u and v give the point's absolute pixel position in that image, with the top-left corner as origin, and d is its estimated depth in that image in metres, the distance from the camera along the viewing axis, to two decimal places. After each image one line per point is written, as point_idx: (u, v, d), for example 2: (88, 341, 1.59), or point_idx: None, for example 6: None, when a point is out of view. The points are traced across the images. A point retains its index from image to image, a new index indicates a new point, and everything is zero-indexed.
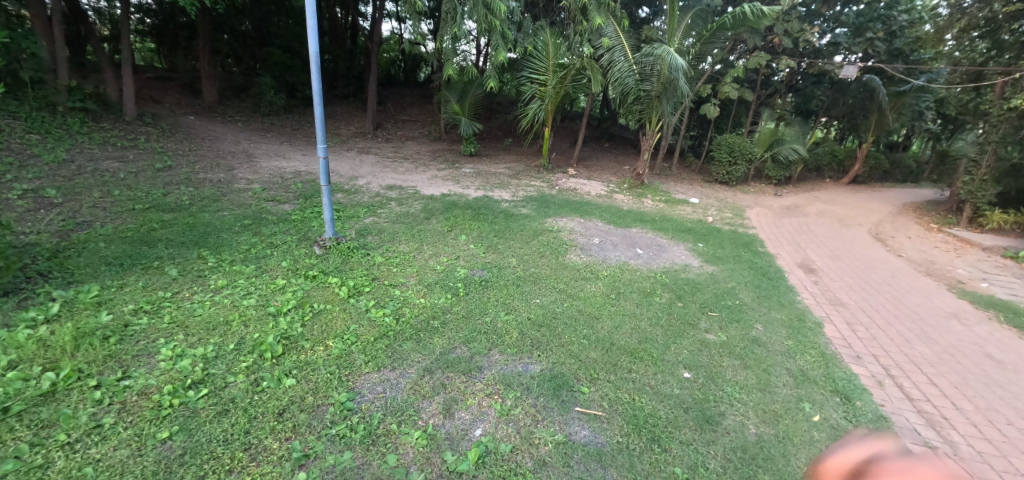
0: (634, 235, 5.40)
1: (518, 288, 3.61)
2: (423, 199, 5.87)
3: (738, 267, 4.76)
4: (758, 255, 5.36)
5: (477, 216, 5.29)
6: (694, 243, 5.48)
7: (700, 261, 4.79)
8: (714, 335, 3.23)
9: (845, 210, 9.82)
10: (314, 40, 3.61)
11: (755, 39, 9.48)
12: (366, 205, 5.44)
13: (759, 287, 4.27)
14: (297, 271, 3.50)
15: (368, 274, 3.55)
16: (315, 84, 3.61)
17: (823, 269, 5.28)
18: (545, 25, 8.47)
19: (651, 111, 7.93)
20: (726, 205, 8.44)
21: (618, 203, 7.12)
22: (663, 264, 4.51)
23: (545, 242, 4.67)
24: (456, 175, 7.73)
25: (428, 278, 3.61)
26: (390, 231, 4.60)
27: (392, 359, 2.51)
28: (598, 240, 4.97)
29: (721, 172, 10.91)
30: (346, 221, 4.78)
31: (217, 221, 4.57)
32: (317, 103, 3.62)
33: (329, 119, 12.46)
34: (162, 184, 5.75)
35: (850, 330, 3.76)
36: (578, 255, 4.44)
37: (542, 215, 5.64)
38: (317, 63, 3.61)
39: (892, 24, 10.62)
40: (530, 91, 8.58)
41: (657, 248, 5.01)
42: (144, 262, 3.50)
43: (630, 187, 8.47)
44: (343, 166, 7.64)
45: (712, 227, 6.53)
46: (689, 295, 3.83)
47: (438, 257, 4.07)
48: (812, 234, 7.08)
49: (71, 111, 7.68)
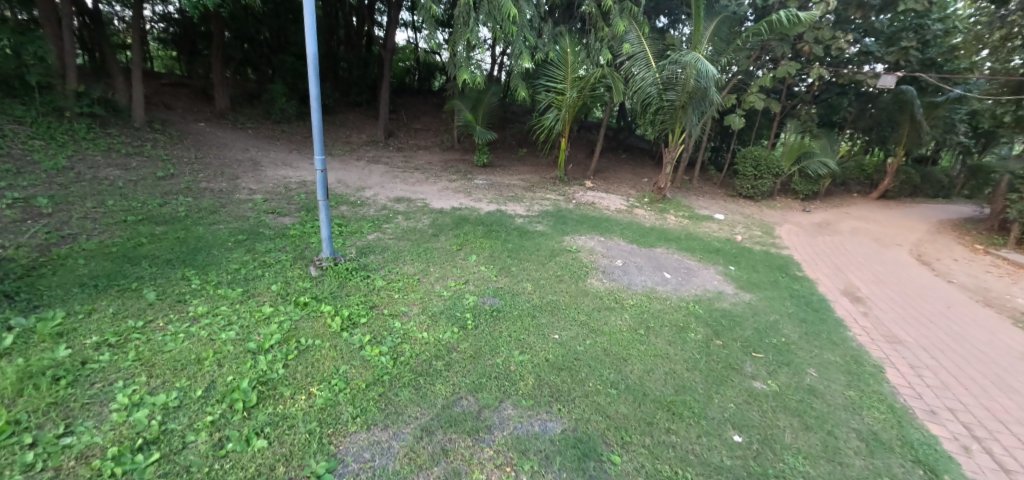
0: (659, 256, 4.94)
1: (534, 321, 3.18)
2: (432, 213, 5.51)
3: (778, 295, 4.27)
4: (797, 280, 4.85)
5: (489, 233, 4.92)
6: (725, 266, 5.01)
7: (735, 288, 4.32)
8: (763, 382, 2.75)
9: (880, 228, 9.19)
10: (313, 43, 3.26)
11: (783, 47, 9.03)
12: (371, 220, 5.10)
13: (805, 321, 3.78)
14: (287, 297, 3.14)
15: (366, 301, 3.16)
16: (313, 91, 3.27)
17: (871, 298, 4.73)
18: (564, 31, 8.14)
19: (674, 121, 7.50)
20: (754, 222, 7.93)
21: (639, 219, 6.68)
22: (694, 292, 4.04)
23: (563, 265, 4.26)
24: (468, 187, 7.38)
25: (433, 307, 3.20)
26: (395, 249, 4.24)
27: (385, 414, 2.10)
28: (621, 262, 4.53)
29: (746, 187, 10.40)
30: (347, 237, 4.44)
31: (210, 235, 4.26)
32: (315, 113, 3.28)
33: (340, 127, 12.28)
34: (159, 193, 5.49)
35: (918, 377, 3.22)
36: (601, 281, 4.02)
37: (559, 232, 5.23)
38: (314, 66, 3.25)
39: (926, 33, 10.03)
40: (547, 100, 8.21)
41: (686, 273, 4.55)
42: (121, 284, 3.18)
43: (650, 202, 8.01)
44: (351, 176, 7.35)
45: (743, 247, 6.04)
46: (728, 331, 3.36)
47: (446, 281, 3.67)
48: (850, 255, 6.51)
49: (78, 117, 7.56)
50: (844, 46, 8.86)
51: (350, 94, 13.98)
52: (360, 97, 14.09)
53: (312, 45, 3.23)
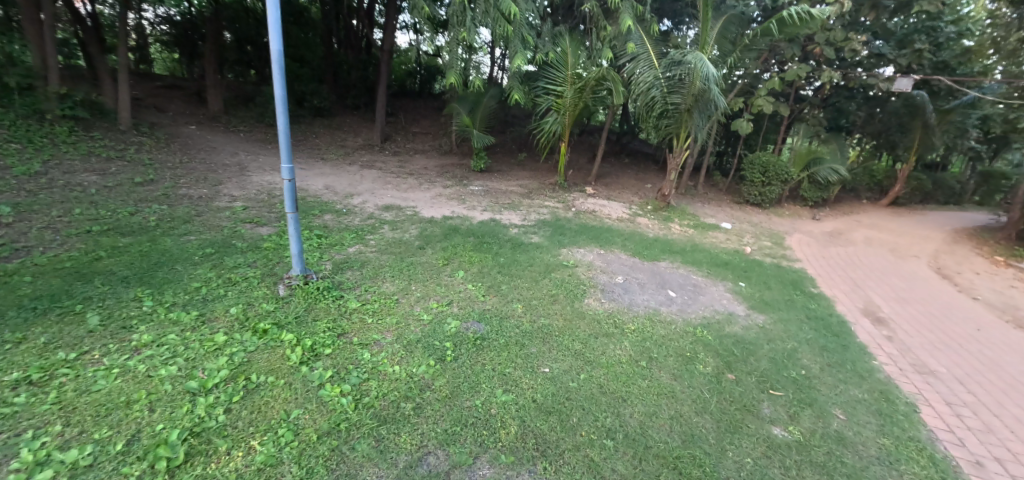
0: (663, 271, 4.58)
1: (523, 351, 2.82)
2: (421, 223, 5.18)
3: (793, 318, 3.90)
4: (813, 299, 4.48)
5: (481, 245, 4.57)
6: (735, 282, 4.65)
7: (746, 308, 3.96)
8: (783, 428, 2.38)
9: (895, 238, 8.77)
10: (277, 38, 2.94)
11: (793, 49, 8.66)
12: (355, 230, 4.78)
13: (825, 348, 3.41)
14: (246, 322, 2.80)
15: (333, 328, 2.82)
16: (278, 91, 2.95)
17: (894, 319, 4.35)
18: (564, 31, 7.82)
19: (679, 125, 7.13)
20: (763, 231, 7.55)
21: (642, 229, 6.32)
22: (701, 313, 3.68)
23: (559, 282, 3.90)
24: (462, 193, 7.05)
25: (409, 335, 2.86)
26: (375, 264, 3.91)
27: (336, 476, 1.76)
28: (621, 278, 4.18)
29: (754, 193, 9.95)
30: (326, 250, 4.12)
31: (176, 248, 3.95)
32: (281, 115, 2.96)
33: (336, 130, 12.00)
34: (133, 200, 5.19)
35: (957, 417, 2.85)
36: (599, 301, 3.66)
37: (556, 244, 4.89)
38: (279, 64, 2.94)
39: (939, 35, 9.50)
40: (546, 103, 7.88)
41: (692, 290, 4.19)
42: (64, 306, 2.86)
43: (654, 210, 7.64)
44: (340, 182, 7.03)
45: (752, 259, 5.68)
46: (740, 361, 3.00)
47: (427, 302, 3.33)
48: (867, 269, 6.12)
49: (61, 120, 7.32)
50: (857, 48, 8.47)
51: (348, 97, 13.72)
52: (358, 100, 13.82)
53: (277, 41, 2.91)
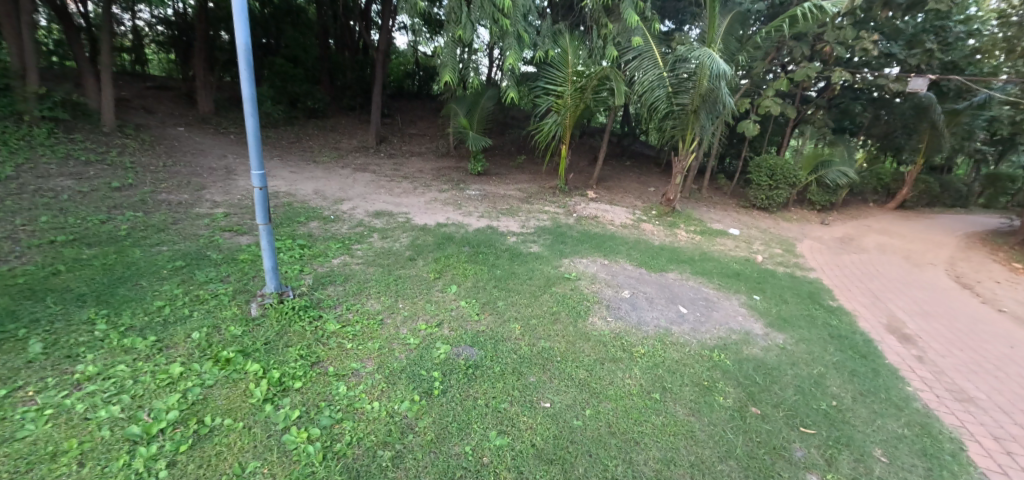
0: (672, 284, 4.25)
1: (521, 381, 2.51)
2: (413, 231, 4.86)
3: (815, 337, 3.58)
4: (834, 314, 4.16)
5: (477, 256, 4.26)
6: (748, 295, 4.34)
7: (764, 326, 3.64)
8: (821, 477, 2.06)
9: (907, 244, 8.46)
10: (243, 28, 2.60)
11: (802, 48, 8.36)
12: (342, 239, 4.47)
13: (852, 373, 3.09)
14: (207, 350, 2.48)
15: (307, 355, 2.50)
16: (246, 90, 2.63)
17: (922, 338, 4.04)
18: (565, 29, 7.51)
19: (685, 126, 6.83)
20: (772, 237, 7.24)
21: (647, 236, 6.01)
22: (717, 334, 3.35)
23: (560, 298, 3.58)
24: (458, 198, 6.74)
25: (392, 363, 2.54)
26: (360, 278, 3.58)
27: None
28: (628, 292, 3.86)
29: (761, 197, 9.63)
30: (309, 262, 3.81)
31: (144, 261, 3.63)
32: (249, 116, 2.64)
33: (331, 131, 11.69)
34: (106, 207, 4.88)
35: (1009, 455, 2.53)
36: (605, 320, 3.33)
37: (557, 254, 4.57)
38: (246, 58, 2.61)
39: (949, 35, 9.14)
40: (546, 103, 7.57)
41: (704, 306, 3.85)
42: (5, 329, 2.53)
43: (658, 215, 7.34)
44: (330, 186, 6.72)
45: (764, 269, 5.36)
46: (764, 391, 2.69)
47: (414, 323, 3.01)
48: (884, 279, 5.81)
49: (40, 122, 7.01)
50: (868, 48, 8.16)
51: (344, 99, 13.42)
52: (354, 101, 13.51)
53: (242, 31, 2.57)
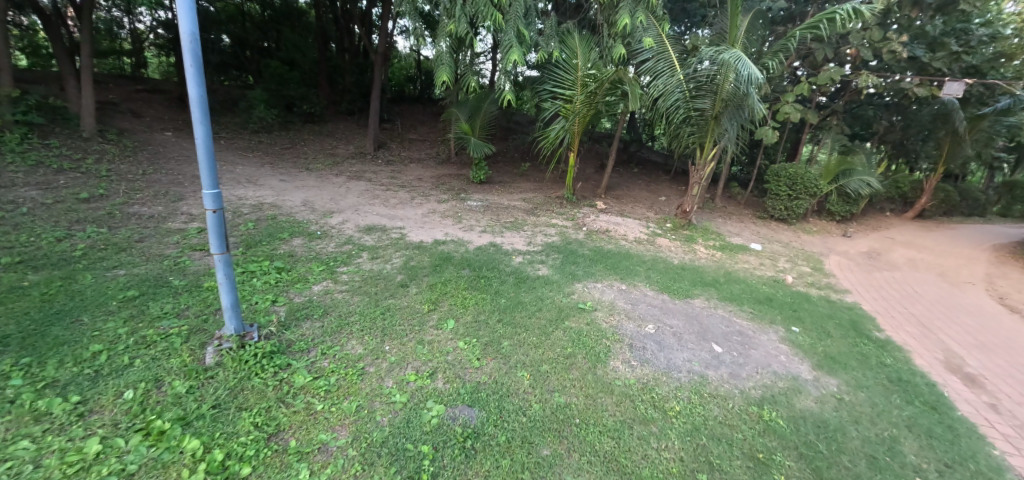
0: (699, 314, 3.73)
1: (533, 457, 1.98)
2: (408, 250, 4.37)
3: (872, 383, 3.06)
4: (886, 351, 3.64)
5: (478, 281, 3.75)
6: (786, 327, 3.81)
7: (811, 369, 3.12)
8: None
9: (939, 259, 7.89)
10: (187, 17, 2.09)
11: (825, 50, 7.85)
12: (327, 260, 3.98)
13: (929, 434, 2.55)
14: (140, 419, 1.97)
15: (264, 425, 1.99)
16: (192, 91, 2.13)
17: (993, 381, 3.48)
18: (573, 28, 7.01)
19: (704, 133, 6.35)
20: (797, 253, 6.71)
21: (665, 253, 5.50)
22: (761, 381, 2.83)
23: (575, 336, 3.05)
24: (459, 210, 6.26)
25: (372, 432, 2.02)
26: (341, 311, 3.07)
27: None
28: (652, 326, 3.34)
29: (779, 208, 9.10)
30: (286, 290, 3.32)
31: (91, 289, 3.15)
32: (198, 125, 2.15)
33: (327, 137, 11.24)
34: (66, 222, 4.41)
35: None
36: (630, 364, 2.81)
37: (568, 277, 4.06)
38: (191, 53, 2.10)
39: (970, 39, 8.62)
40: (552, 108, 7.08)
41: (740, 343, 3.32)
42: None
43: (673, 228, 6.83)
44: (321, 197, 6.24)
45: (797, 292, 4.84)
46: (836, 464, 2.15)
47: (402, 372, 2.49)
48: (930, 302, 5.24)
49: (12, 126, 6.55)
50: (895, 50, 7.63)
51: (342, 103, 12.92)
52: (352, 105, 13.01)
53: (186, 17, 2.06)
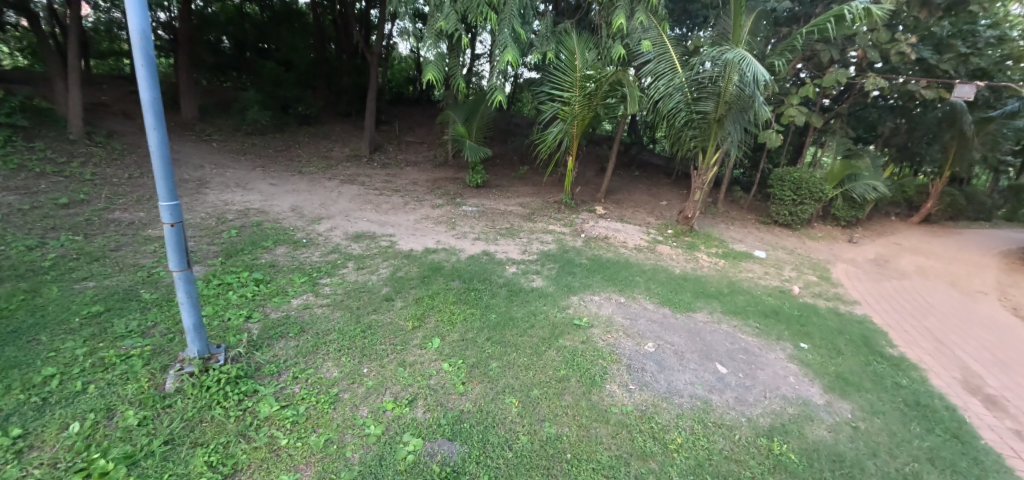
0: (702, 330, 3.53)
1: None
2: (397, 260, 4.18)
3: (889, 408, 2.85)
4: (900, 370, 3.43)
5: (467, 294, 3.55)
6: (794, 344, 3.60)
7: (822, 392, 2.91)
8: None
9: (949, 266, 7.66)
10: (136, 12, 1.87)
11: (831, 51, 7.63)
12: (311, 270, 3.80)
13: (954, 467, 2.33)
14: (82, 457, 1.76)
15: (218, 465, 1.78)
16: (145, 95, 1.93)
17: (1016, 403, 3.26)
18: (571, 28, 6.81)
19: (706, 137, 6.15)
20: (802, 260, 6.50)
21: (666, 262, 5.30)
22: (769, 408, 2.62)
23: (569, 356, 2.85)
24: (453, 216, 6.06)
25: (339, 471, 1.81)
26: (320, 328, 2.87)
27: None
28: (652, 344, 3.13)
29: (783, 213, 8.89)
30: (264, 304, 3.13)
31: (56, 303, 2.96)
32: (153, 132, 1.96)
33: (323, 139, 11.07)
34: (40, 229, 4.22)
35: None
36: (628, 389, 2.60)
37: (565, 289, 3.86)
38: (141, 53, 1.88)
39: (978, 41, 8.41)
40: (550, 110, 6.88)
41: (746, 363, 3.12)
42: None
43: (675, 235, 6.63)
44: (311, 202, 6.06)
45: (805, 304, 4.63)
46: None
47: (379, 399, 2.29)
48: (943, 315, 5.02)
49: None
50: (903, 52, 7.41)
51: (339, 104, 12.75)
52: (349, 107, 12.83)
53: (134, 13, 1.84)
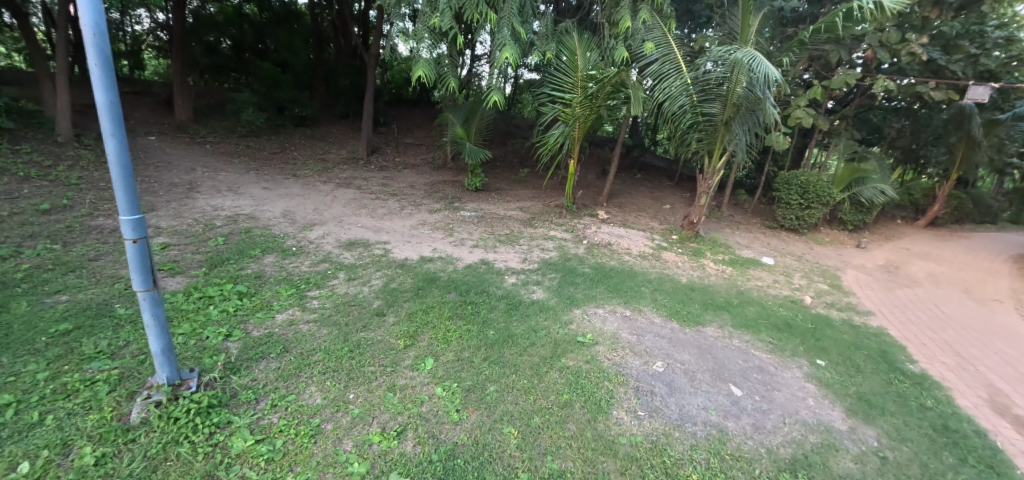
0: (712, 346, 3.33)
1: None
2: (391, 270, 3.99)
3: (917, 435, 2.65)
4: (925, 390, 3.23)
5: (464, 307, 3.35)
6: (810, 361, 3.40)
7: (844, 417, 2.72)
8: None
9: (962, 273, 7.46)
10: (89, 7, 1.68)
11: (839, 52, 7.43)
12: (301, 281, 3.61)
13: None
14: None
15: None
16: (101, 98, 1.74)
17: None
18: (573, 27, 6.61)
19: (712, 140, 5.96)
20: (811, 267, 6.31)
21: (672, 270, 5.11)
22: (790, 436, 2.42)
23: (572, 377, 2.65)
24: (451, 221, 5.88)
25: None
26: (305, 347, 2.67)
27: None
28: (660, 363, 2.93)
29: (789, 217, 8.68)
30: (247, 319, 2.93)
31: (23, 319, 2.76)
32: (110, 139, 1.76)
33: (320, 141, 10.89)
34: (16, 237, 4.03)
35: None
36: (636, 416, 2.39)
37: (567, 302, 3.66)
38: (94, 51, 1.68)
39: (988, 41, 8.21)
40: (551, 112, 6.69)
41: (761, 383, 2.92)
42: None
43: (679, 241, 6.44)
44: (305, 207, 5.86)
45: (818, 315, 4.42)
46: None
47: (366, 430, 2.08)
48: (961, 327, 4.82)
49: None
50: (914, 52, 7.27)
51: (336, 106, 12.57)
52: (347, 108, 12.65)
53: (85, 7, 1.65)
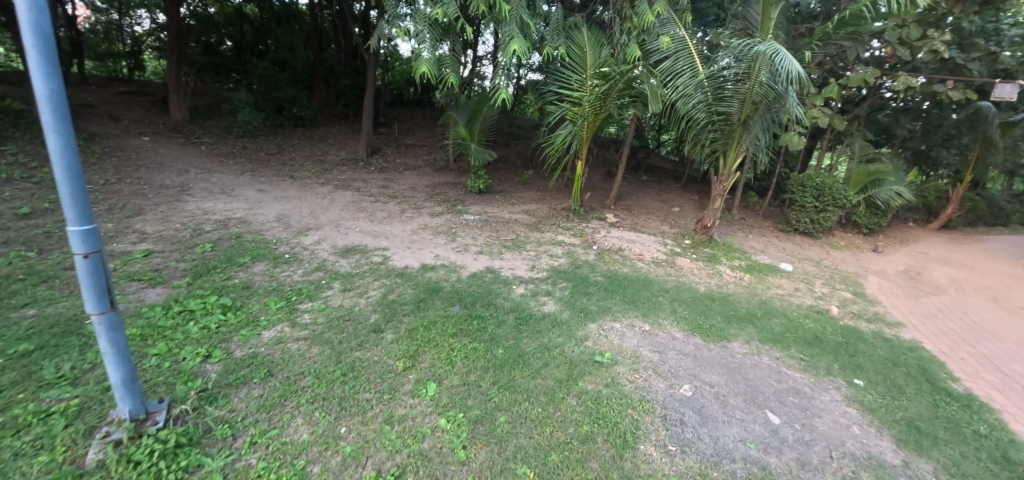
0: (741, 365, 3.03)
1: None
2: (390, 279, 3.70)
3: (980, 470, 2.35)
4: (976, 415, 2.93)
5: (469, 323, 3.06)
6: (847, 380, 3.11)
7: (896, 448, 2.42)
8: None
9: (985, 279, 7.14)
10: None
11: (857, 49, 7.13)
12: (293, 292, 3.34)
13: None
14: None
15: None
16: (41, 86, 1.44)
17: None
18: (581, 22, 6.33)
19: (727, 140, 5.67)
20: (831, 273, 6.02)
21: (688, 278, 4.81)
22: (842, 474, 2.12)
23: (591, 404, 2.37)
24: (453, 225, 5.60)
25: None
26: (292, 371, 2.38)
27: None
28: (688, 387, 2.64)
29: (804, 220, 8.36)
30: (230, 338, 2.65)
31: None
32: (52, 135, 1.47)
33: (319, 142, 10.63)
34: None
35: None
36: (668, 453, 2.09)
37: (582, 316, 3.37)
38: (29, 26, 1.38)
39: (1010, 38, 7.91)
40: (558, 111, 6.39)
41: (799, 409, 2.63)
42: None
43: (692, 246, 6.15)
44: (300, 210, 5.59)
45: (847, 328, 4.12)
46: None
47: (358, 473, 1.79)
48: (997, 339, 4.51)
49: None
50: (936, 49, 6.97)
51: (336, 106, 12.30)
52: (347, 108, 12.40)
53: None
